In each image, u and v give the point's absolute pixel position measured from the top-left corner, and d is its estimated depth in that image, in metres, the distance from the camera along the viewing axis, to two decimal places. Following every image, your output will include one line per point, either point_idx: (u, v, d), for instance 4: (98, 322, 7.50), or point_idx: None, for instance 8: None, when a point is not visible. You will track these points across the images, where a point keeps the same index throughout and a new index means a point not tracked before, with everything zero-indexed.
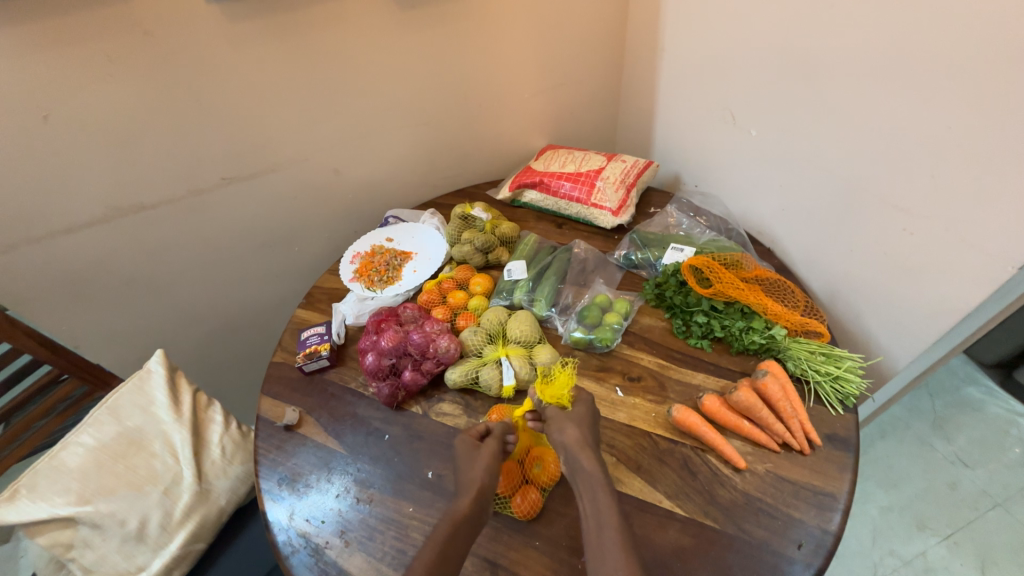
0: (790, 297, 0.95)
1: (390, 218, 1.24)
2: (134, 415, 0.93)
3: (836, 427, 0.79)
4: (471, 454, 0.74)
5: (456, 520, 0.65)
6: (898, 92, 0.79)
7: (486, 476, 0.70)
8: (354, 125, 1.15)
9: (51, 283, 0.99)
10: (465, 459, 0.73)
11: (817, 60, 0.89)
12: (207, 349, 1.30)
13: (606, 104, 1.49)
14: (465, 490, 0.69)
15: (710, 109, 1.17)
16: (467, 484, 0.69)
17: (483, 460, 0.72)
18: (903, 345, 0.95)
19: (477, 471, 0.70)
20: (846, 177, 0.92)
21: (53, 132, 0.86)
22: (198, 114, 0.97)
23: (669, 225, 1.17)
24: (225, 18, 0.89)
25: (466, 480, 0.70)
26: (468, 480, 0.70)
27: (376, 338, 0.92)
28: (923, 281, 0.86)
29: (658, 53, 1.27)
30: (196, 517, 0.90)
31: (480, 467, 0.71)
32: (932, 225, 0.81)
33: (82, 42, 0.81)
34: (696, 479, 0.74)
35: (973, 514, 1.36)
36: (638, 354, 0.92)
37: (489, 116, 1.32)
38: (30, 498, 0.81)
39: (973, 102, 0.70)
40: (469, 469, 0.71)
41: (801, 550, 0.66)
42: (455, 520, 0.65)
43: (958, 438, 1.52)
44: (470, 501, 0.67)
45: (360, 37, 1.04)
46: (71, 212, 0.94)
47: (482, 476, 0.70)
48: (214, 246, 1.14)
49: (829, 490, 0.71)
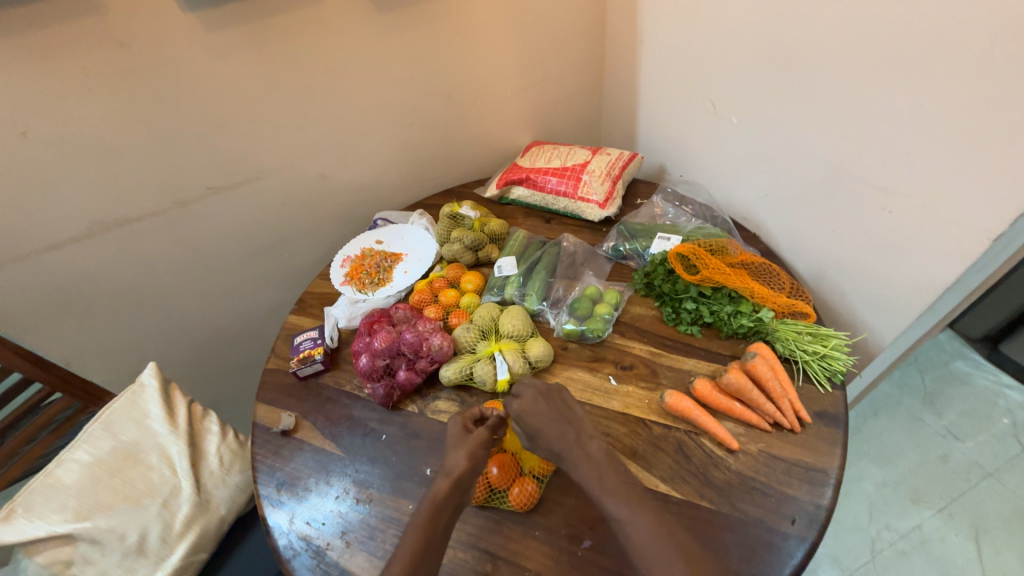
0: (776, 280, 0.97)
1: (378, 220, 1.24)
2: (129, 429, 0.92)
3: (824, 404, 0.81)
4: (457, 439, 0.73)
5: (435, 502, 0.66)
6: (873, 73, 0.80)
7: (467, 463, 0.69)
8: (338, 129, 1.15)
9: (36, 300, 0.98)
10: (451, 443, 0.73)
11: (791, 48, 0.91)
12: (200, 361, 1.29)
13: (588, 98, 1.50)
14: (445, 475, 0.69)
15: (690, 99, 1.19)
16: (448, 468, 0.69)
17: (466, 446, 0.71)
18: (887, 321, 0.97)
19: (459, 455, 0.70)
20: (825, 161, 0.94)
21: (33, 148, 0.85)
22: (180, 124, 0.96)
23: (655, 215, 1.18)
24: (203, 27, 0.89)
25: (448, 464, 0.70)
26: (451, 465, 0.70)
27: (369, 340, 0.92)
28: (902, 258, 0.88)
29: (638, 45, 1.29)
30: (196, 528, 0.90)
31: (463, 453, 0.70)
32: (909, 203, 0.83)
33: (57, 56, 0.80)
34: (691, 462, 0.75)
35: (965, 485, 1.39)
36: (629, 343, 0.93)
37: (473, 114, 1.32)
38: (27, 518, 0.81)
39: (945, 80, 0.72)
40: (452, 455, 0.71)
41: (795, 526, 0.67)
42: (434, 500, 0.66)
43: (948, 412, 1.55)
44: (446, 487, 0.67)
45: (341, 41, 1.04)
46: (54, 228, 0.94)
47: (463, 463, 0.69)
48: (201, 255, 1.13)
49: (820, 466, 0.73)
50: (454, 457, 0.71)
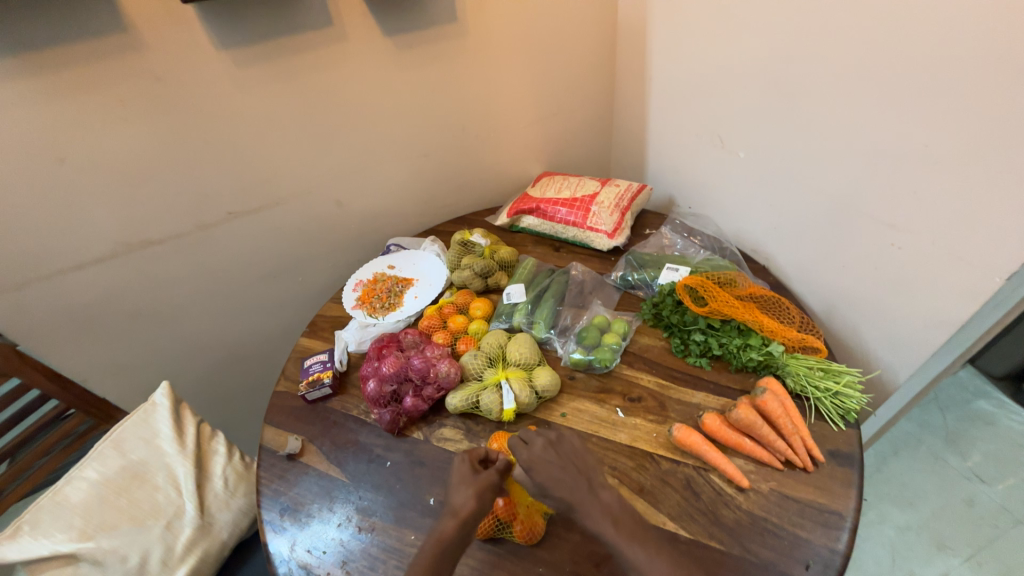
0: (785, 314, 0.96)
1: (391, 246, 1.27)
2: (138, 448, 0.93)
3: (838, 443, 0.79)
4: (465, 478, 0.72)
5: (441, 543, 0.66)
6: (876, 114, 0.83)
7: (476, 503, 0.69)
8: (356, 158, 1.19)
9: (62, 317, 1.02)
10: (458, 482, 0.72)
11: (797, 88, 0.94)
12: (210, 381, 1.31)
13: (599, 130, 1.55)
14: (451, 514, 0.68)
15: (698, 134, 1.22)
16: (454, 509, 0.69)
17: (474, 486, 0.70)
18: (901, 358, 0.96)
19: (467, 496, 0.69)
20: (834, 195, 0.95)
21: (71, 173, 0.91)
22: (208, 153, 1.01)
23: (664, 245, 1.20)
24: (236, 64, 0.96)
25: (455, 503, 0.70)
26: (458, 505, 0.69)
27: (377, 365, 0.92)
28: (913, 294, 0.88)
29: (647, 82, 1.34)
30: (197, 552, 0.90)
31: (470, 493, 0.70)
32: (919, 238, 0.83)
33: (100, 90, 0.86)
34: (699, 500, 0.74)
35: (993, 532, 1.32)
36: (638, 374, 0.92)
37: (486, 146, 1.37)
38: (32, 536, 0.81)
39: (950, 121, 0.74)
40: (459, 493, 0.71)
41: (809, 571, 0.65)
42: (440, 541, 0.66)
43: (974, 454, 1.49)
44: (453, 527, 0.67)
45: (363, 77, 1.10)
46: (84, 249, 0.98)
47: (470, 504, 0.69)
48: (220, 277, 1.17)
49: (835, 508, 0.70)
50: (460, 495, 0.70)
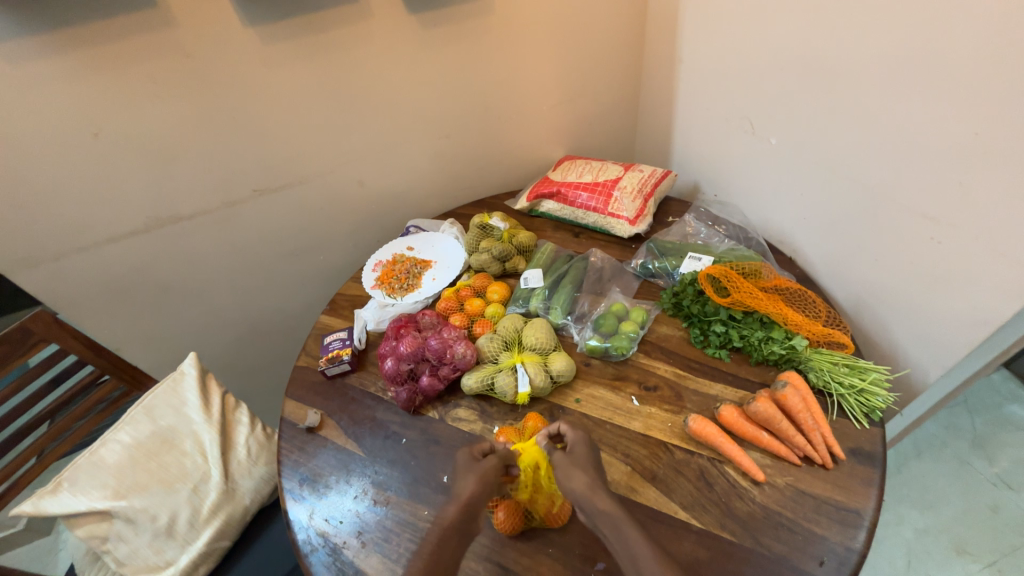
0: (812, 307, 0.93)
1: (411, 227, 1.28)
2: (167, 415, 0.97)
3: (861, 441, 0.77)
4: (467, 466, 0.71)
5: (444, 528, 0.63)
6: (921, 101, 0.78)
7: (478, 488, 0.67)
8: (378, 138, 1.19)
9: (95, 288, 1.06)
10: (460, 470, 0.71)
11: (835, 71, 0.89)
12: (235, 354, 1.35)
13: (624, 113, 1.51)
14: (453, 500, 0.66)
15: (728, 119, 1.17)
16: (456, 495, 0.67)
17: (476, 473, 0.68)
18: (932, 358, 0.92)
19: (469, 482, 0.67)
20: (871, 186, 0.90)
21: (102, 148, 0.93)
22: (232, 130, 1.03)
23: (687, 234, 1.17)
24: (259, 41, 0.95)
25: (456, 490, 0.68)
26: (461, 491, 0.67)
27: (395, 344, 0.93)
28: (951, 291, 0.84)
29: (676, 63, 1.29)
30: (221, 515, 0.94)
31: (472, 478, 0.68)
32: (960, 232, 0.79)
33: (128, 67, 0.88)
34: (713, 490, 0.73)
35: (1018, 540, 1.28)
36: (655, 363, 0.91)
37: (508, 127, 1.35)
38: (70, 492, 0.85)
39: (1001, 109, 0.69)
40: (461, 480, 0.69)
41: (823, 567, 0.64)
42: (443, 528, 0.63)
43: (1002, 459, 1.43)
44: (455, 513, 0.65)
45: (384, 54, 1.08)
46: (115, 223, 1.01)
47: (472, 487, 0.67)
48: (244, 254, 1.20)
49: (853, 506, 0.69)
50: (462, 482, 0.68)
